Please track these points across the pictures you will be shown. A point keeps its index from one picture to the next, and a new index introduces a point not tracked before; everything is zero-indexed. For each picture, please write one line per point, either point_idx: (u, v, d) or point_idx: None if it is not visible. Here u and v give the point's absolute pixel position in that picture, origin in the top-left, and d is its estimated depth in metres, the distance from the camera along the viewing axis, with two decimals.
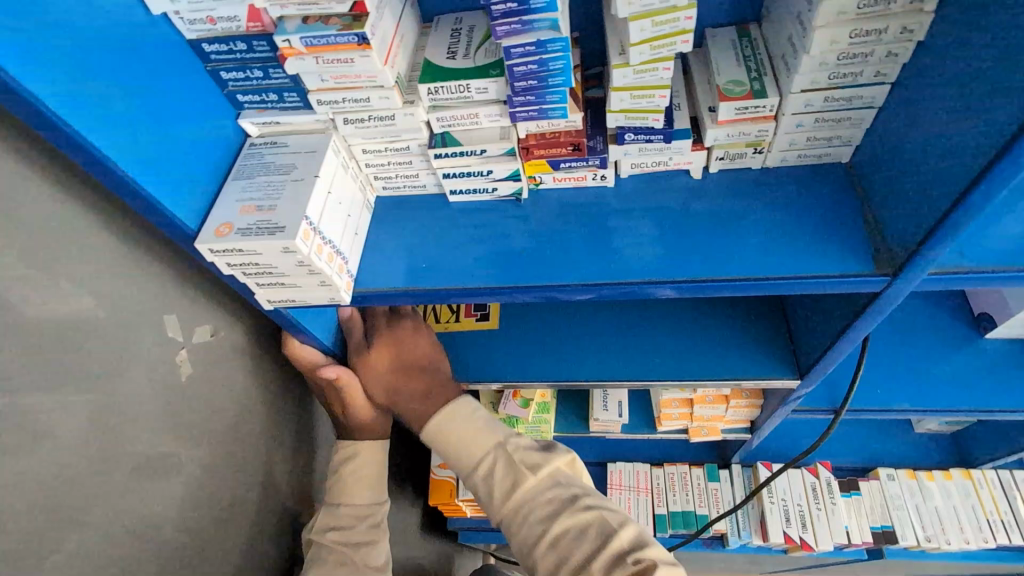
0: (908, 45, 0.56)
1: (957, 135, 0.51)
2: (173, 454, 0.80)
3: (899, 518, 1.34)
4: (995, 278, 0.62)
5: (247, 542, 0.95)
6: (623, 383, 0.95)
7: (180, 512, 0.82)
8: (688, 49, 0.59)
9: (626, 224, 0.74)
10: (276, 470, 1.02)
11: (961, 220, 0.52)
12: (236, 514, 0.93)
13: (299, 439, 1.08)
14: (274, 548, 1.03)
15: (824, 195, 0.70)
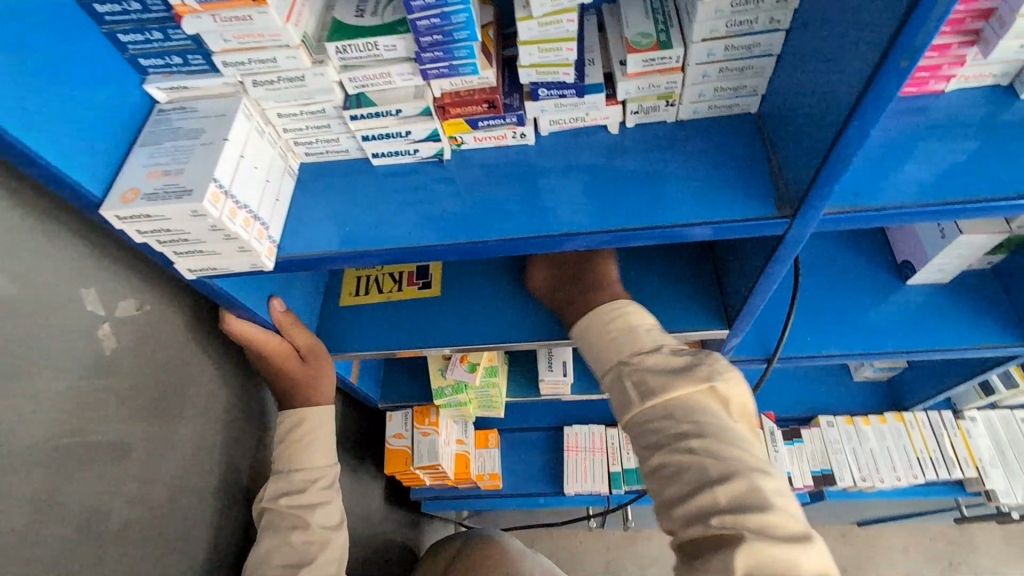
0: None
1: (838, 75, 0.54)
2: (107, 429, 0.78)
3: (837, 461, 1.43)
4: (880, 216, 0.69)
5: (199, 516, 0.95)
6: (563, 341, 0.97)
7: (119, 488, 0.81)
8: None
9: (548, 180, 0.75)
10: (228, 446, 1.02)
11: (845, 154, 0.55)
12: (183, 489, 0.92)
13: (250, 415, 1.07)
14: (232, 520, 1.02)
15: (735, 144, 0.72)
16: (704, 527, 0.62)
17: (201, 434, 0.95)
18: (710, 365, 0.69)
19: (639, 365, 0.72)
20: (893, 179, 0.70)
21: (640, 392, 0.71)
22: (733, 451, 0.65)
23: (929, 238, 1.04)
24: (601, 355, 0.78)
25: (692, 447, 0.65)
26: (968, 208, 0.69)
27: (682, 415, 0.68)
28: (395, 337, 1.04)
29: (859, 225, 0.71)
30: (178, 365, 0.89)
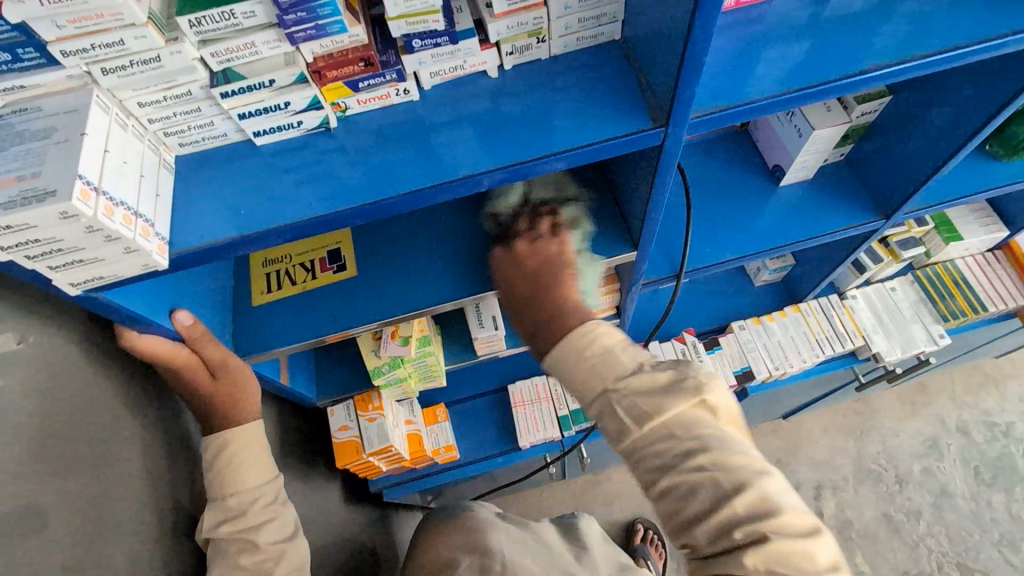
0: None
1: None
2: (13, 479, 0.70)
3: (754, 358, 1.57)
4: (734, 114, 0.77)
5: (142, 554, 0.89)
6: (488, 293, 1.00)
7: (44, 540, 0.73)
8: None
9: (439, 132, 0.76)
10: (162, 474, 0.95)
11: (694, 56, 0.61)
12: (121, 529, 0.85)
13: (179, 441, 1.00)
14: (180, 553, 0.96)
15: (607, 70, 0.77)
16: (727, 537, 0.68)
17: (129, 468, 0.88)
18: (695, 378, 0.74)
19: (627, 391, 0.74)
20: (742, 81, 0.79)
21: (633, 416, 0.74)
22: (736, 460, 0.69)
23: (790, 139, 1.17)
24: (584, 381, 0.78)
25: (700, 464, 0.69)
26: (806, 95, 0.78)
27: (682, 432, 0.72)
28: (318, 325, 1.02)
29: (723, 126, 0.79)
30: (84, 399, 0.82)
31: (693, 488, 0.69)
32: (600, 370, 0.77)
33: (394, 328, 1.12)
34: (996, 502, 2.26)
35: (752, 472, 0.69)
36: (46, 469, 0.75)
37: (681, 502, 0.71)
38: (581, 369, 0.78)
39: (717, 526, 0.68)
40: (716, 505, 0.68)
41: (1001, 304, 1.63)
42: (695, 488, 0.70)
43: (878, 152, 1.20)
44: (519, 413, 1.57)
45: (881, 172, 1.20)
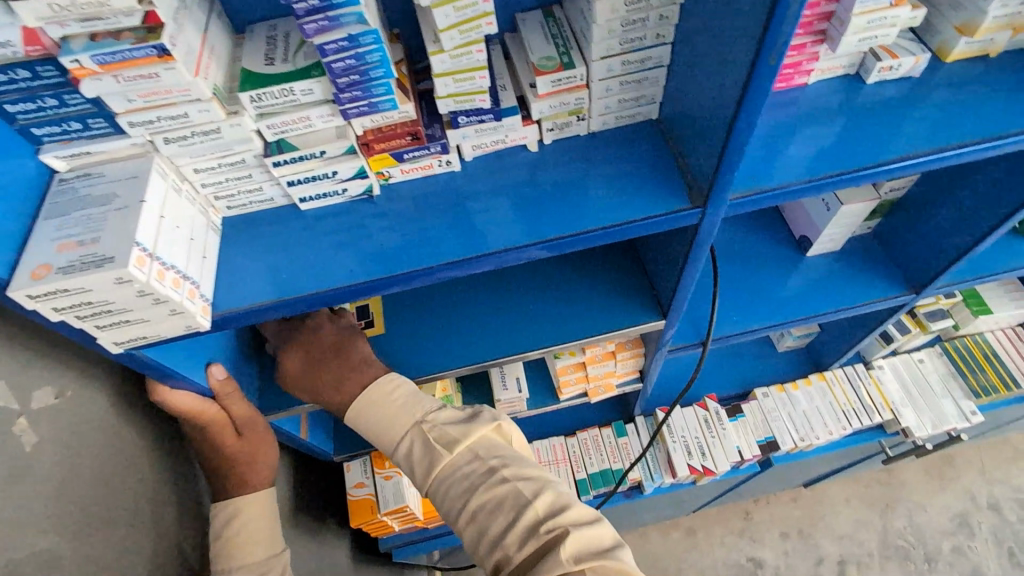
0: (673, 8, 0.66)
1: (724, 80, 0.61)
2: (32, 538, 0.69)
3: (778, 427, 1.53)
4: (768, 197, 0.78)
5: None
6: (516, 357, 0.99)
7: None
8: (494, 31, 0.63)
9: (480, 203, 0.78)
10: (172, 530, 0.93)
11: (736, 146, 0.63)
12: None
13: (190, 496, 0.99)
14: None
15: (645, 148, 0.79)
16: (535, 535, 0.66)
17: (142, 525, 0.86)
18: (488, 412, 0.81)
19: (435, 421, 0.82)
20: (777, 163, 0.80)
21: (444, 443, 0.78)
22: (530, 470, 0.73)
23: (818, 212, 1.17)
24: (393, 423, 0.85)
25: (501, 475, 0.72)
26: (842, 179, 0.79)
27: (486, 454, 0.76)
28: None
29: (759, 206, 0.80)
30: (109, 451, 0.81)
31: (498, 501, 0.70)
32: (411, 411, 0.85)
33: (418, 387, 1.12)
34: None
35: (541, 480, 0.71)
36: (66, 527, 0.74)
37: (488, 524, 0.70)
38: (370, 422, 0.86)
39: (528, 528, 0.67)
40: (522, 510, 0.68)
41: None
42: (502, 502, 0.70)
43: (906, 228, 1.20)
44: None
45: (908, 248, 1.21)
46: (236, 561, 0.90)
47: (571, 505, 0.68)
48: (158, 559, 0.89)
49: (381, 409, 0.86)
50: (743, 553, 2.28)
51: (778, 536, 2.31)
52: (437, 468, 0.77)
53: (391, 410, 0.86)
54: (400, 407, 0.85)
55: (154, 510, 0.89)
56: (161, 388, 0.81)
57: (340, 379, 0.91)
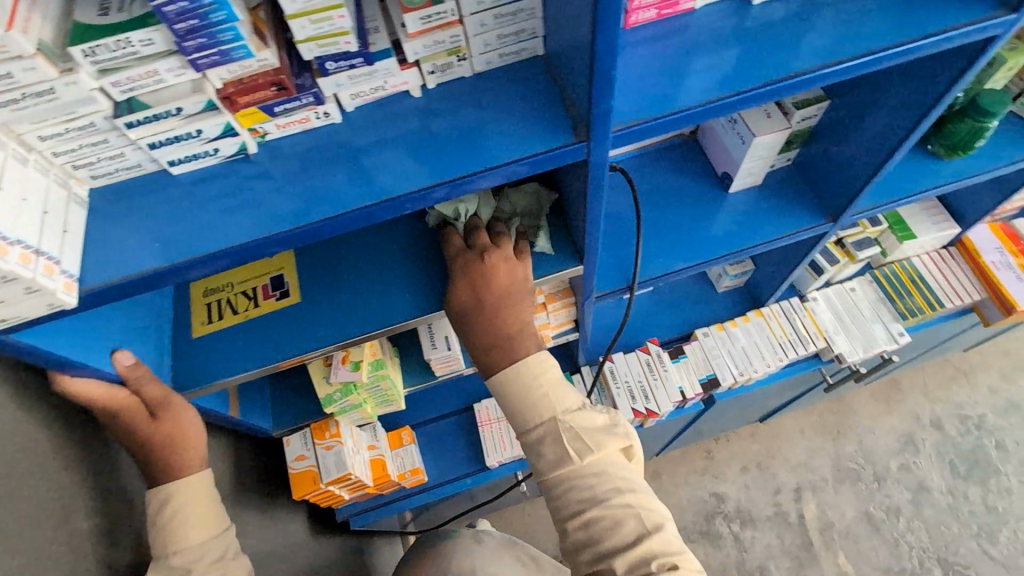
0: None
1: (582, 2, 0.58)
2: None
3: (718, 364, 1.57)
4: (653, 126, 0.78)
5: None
6: (433, 314, 0.98)
7: None
8: None
9: (364, 154, 0.75)
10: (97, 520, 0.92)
11: (603, 71, 0.61)
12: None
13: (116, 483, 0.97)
14: None
15: (530, 86, 0.77)
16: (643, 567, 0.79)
17: (61, 516, 0.85)
18: (624, 426, 0.89)
19: (572, 423, 0.87)
20: (666, 92, 0.80)
21: (575, 449, 0.86)
22: (647, 504, 0.83)
23: (735, 147, 1.17)
24: (534, 407, 0.88)
25: (625, 501, 0.83)
26: (727, 103, 0.78)
27: (614, 473, 0.85)
28: (260, 354, 0.99)
29: (650, 135, 0.79)
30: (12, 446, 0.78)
31: (615, 522, 0.82)
32: (549, 399, 0.88)
33: (345, 352, 1.10)
34: (972, 495, 2.28)
35: (655, 518, 0.83)
36: None
37: (602, 538, 0.82)
38: (521, 401, 0.89)
39: (639, 555, 0.80)
40: (640, 538, 0.81)
41: (957, 299, 1.63)
42: (619, 521, 0.82)
43: (822, 158, 1.21)
44: (485, 431, 1.54)
45: (825, 178, 1.22)
46: (172, 548, 0.91)
47: (674, 548, 0.82)
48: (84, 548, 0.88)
49: (518, 396, 0.89)
50: (707, 490, 2.37)
51: (739, 471, 2.40)
52: (563, 469, 0.86)
53: (516, 400, 0.89)
54: (550, 389, 0.88)
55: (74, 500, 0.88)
56: (60, 376, 0.78)
57: (495, 346, 0.90)
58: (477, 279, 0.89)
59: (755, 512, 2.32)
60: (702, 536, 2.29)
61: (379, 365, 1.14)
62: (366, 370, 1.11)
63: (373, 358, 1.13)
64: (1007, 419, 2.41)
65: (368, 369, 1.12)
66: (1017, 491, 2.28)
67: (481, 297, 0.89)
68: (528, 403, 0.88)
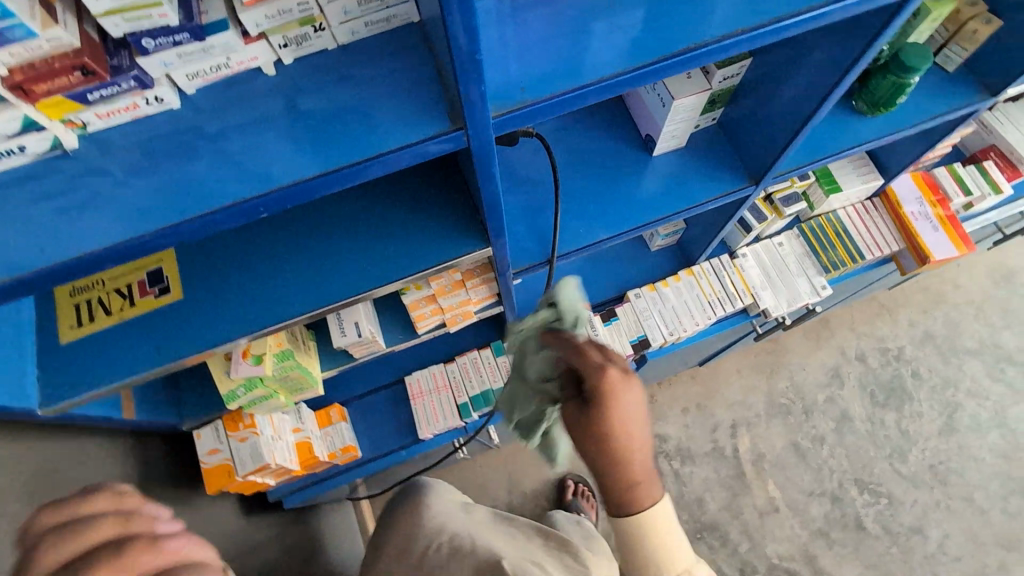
0: None
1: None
2: None
3: (649, 325, 1.57)
4: (547, 108, 0.68)
5: None
6: (328, 308, 0.91)
7: None
8: None
9: (214, 145, 0.65)
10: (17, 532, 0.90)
11: (462, 45, 0.55)
12: None
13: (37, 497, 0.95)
14: None
15: (404, 59, 0.67)
16: None
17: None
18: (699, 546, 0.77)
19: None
20: (552, 70, 0.70)
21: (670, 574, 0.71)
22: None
23: (656, 108, 1.10)
24: (663, 560, 0.72)
25: None
26: (621, 80, 0.70)
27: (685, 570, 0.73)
28: (138, 358, 0.90)
29: (532, 122, 0.69)
30: None
31: None
32: (681, 547, 0.73)
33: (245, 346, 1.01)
34: (889, 421, 2.44)
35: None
36: None
37: None
38: (650, 554, 0.72)
39: None
40: None
41: (878, 250, 1.67)
42: None
43: (747, 116, 1.16)
44: (417, 404, 1.51)
45: (750, 137, 1.18)
46: None
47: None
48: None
49: (645, 551, 0.72)
50: (649, 433, 2.46)
51: (679, 413, 2.50)
52: None
53: (643, 553, 0.72)
54: (678, 536, 0.72)
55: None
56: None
57: (631, 485, 0.72)
58: (620, 421, 0.71)
59: (693, 449, 2.43)
60: None
61: (286, 356, 1.06)
62: (271, 363, 1.03)
63: (279, 351, 1.05)
64: (923, 348, 2.55)
65: (273, 362, 1.03)
66: (927, 414, 2.45)
67: (634, 438, 0.71)
68: (658, 558, 0.72)
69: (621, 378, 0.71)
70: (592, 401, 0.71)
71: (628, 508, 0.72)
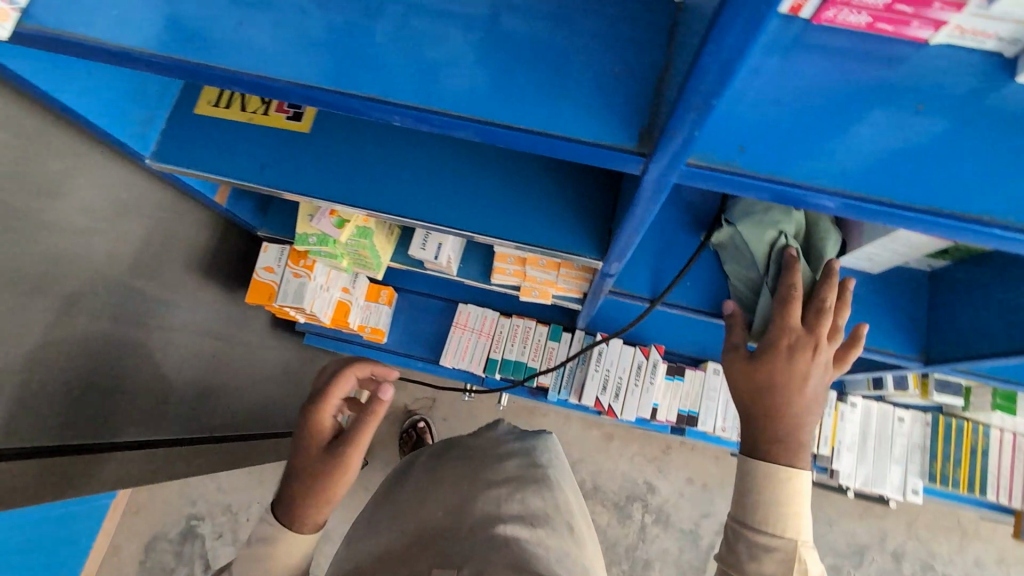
0: None
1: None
2: None
3: (708, 406, 1.42)
4: (755, 186, 0.54)
5: (55, 314, 0.94)
6: (421, 223, 0.87)
7: None
8: None
9: (406, 22, 0.59)
10: (95, 242, 1.00)
11: (696, 90, 0.41)
12: (41, 287, 0.91)
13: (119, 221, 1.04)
14: (94, 326, 1.03)
15: (637, 33, 0.54)
16: None
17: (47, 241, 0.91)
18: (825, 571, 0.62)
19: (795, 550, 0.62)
20: (797, 142, 0.52)
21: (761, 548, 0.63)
22: None
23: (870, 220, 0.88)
24: (775, 514, 0.64)
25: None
26: (862, 204, 0.54)
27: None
28: (244, 166, 0.91)
29: (717, 189, 0.56)
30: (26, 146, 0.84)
31: None
32: (802, 518, 0.64)
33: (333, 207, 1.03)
34: None
35: None
36: None
37: None
38: (768, 506, 0.65)
39: None
40: None
41: (1005, 496, 1.38)
42: None
43: (972, 288, 0.91)
44: (455, 332, 1.47)
45: (956, 312, 0.94)
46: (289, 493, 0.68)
47: None
48: (68, 267, 0.96)
49: (763, 496, 0.66)
50: (642, 475, 2.33)
51: (682, 478, 2.33)
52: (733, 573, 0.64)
53: (757, 498, 0.66)
54: (807, 511, 0.64)
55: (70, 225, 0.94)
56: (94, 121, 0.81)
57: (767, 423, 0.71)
58: (790, 386, 0.71)
59: (673, 517, 2.28)
60: (613, 507, 2.30)
61: (364, 234, 1.07)
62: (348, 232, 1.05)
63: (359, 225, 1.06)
64: None
65: (349, 231, 1.05)
66: None
67: (793, 396, 0.71)
68: (780, 512, 0.64)
69: (802, 346, 0.72)
70: (765, 353, 0.73)
71: (763, 455, 0.69)
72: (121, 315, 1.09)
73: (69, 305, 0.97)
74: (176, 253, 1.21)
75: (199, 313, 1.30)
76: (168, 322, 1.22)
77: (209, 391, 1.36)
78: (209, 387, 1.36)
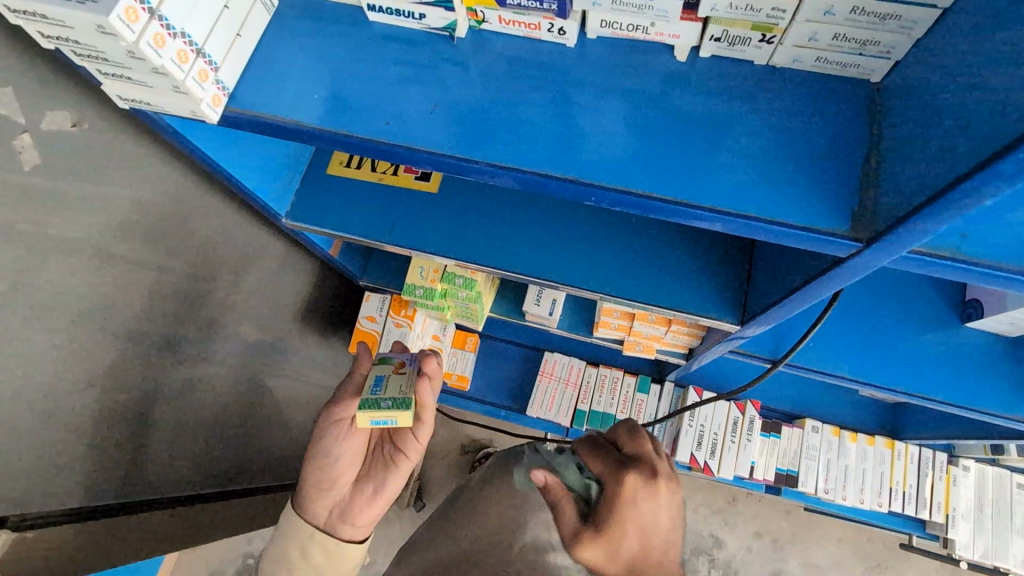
0: None
1: (995, 79, 0.38)
2: (46, 263, 0.72)
3: (807, 466, 1.35)
4: (988, 276, 0.48)
5: (179, 368, 0.97)
6: (550, 283, 0.88)
7: (61, 335, 0.76)
8: None
9: (594, 100, 0.59)
10: (218, 292, 1.04)
11: (977, 192, 0.38)
12: (167, 342, 0.94)
13: (239, 272, 1.08)
14: (214, 377, 1.05)
15: (834, 114, 0.54)
16: None
17: (181, 295, 0.95)
18: None
19: None
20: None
21: None
22: None
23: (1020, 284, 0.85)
24: None
25: None
26: None
27: None
28: (374, 226, 0.94)
29: (926, 276, 0.51)
30: (171, 204, 0.89)
31: None
32: None
33: (436, 264, 1.09)
34: None
35: None
36: (81, 262, 0.77)
37: None
38: None
39: None
40: None
41: None
42: None
43: None
44: (542, 382, 1.46)
45: None
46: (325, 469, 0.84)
47: None
48: (197, 317, 0.99)
49: None
50: (707, 527, 1.99)
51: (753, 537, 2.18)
52: None
53: None
54: None
55: (201, 277, 0.99)
56: (244, 184, 0.85)
57: None
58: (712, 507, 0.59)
59: None
60: None
61: (380, 356, 0.86)
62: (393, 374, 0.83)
63: (377, 420, 0.78)
64: None
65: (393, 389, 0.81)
66: None
67: None
68: None
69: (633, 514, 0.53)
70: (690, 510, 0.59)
71: None
72: (237, 361, 1.11)
73: (195, 357, 1.00)
74: (283, 302, 1.24)
75: (299, 359, 1.33)
76: (270, 367, 1.23)
77: (298, 438, 1.35)
78: (300, 433, 1.36)
